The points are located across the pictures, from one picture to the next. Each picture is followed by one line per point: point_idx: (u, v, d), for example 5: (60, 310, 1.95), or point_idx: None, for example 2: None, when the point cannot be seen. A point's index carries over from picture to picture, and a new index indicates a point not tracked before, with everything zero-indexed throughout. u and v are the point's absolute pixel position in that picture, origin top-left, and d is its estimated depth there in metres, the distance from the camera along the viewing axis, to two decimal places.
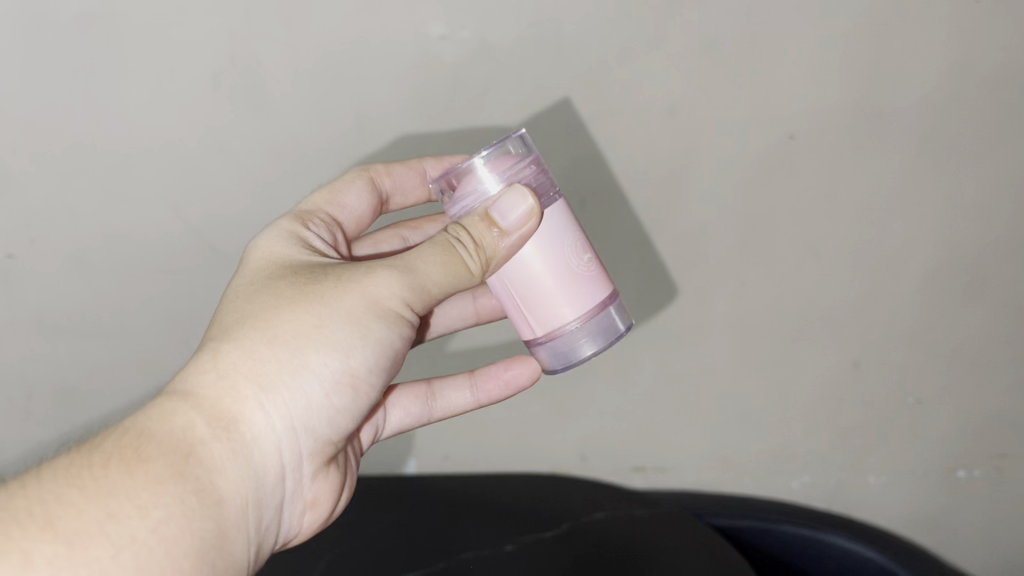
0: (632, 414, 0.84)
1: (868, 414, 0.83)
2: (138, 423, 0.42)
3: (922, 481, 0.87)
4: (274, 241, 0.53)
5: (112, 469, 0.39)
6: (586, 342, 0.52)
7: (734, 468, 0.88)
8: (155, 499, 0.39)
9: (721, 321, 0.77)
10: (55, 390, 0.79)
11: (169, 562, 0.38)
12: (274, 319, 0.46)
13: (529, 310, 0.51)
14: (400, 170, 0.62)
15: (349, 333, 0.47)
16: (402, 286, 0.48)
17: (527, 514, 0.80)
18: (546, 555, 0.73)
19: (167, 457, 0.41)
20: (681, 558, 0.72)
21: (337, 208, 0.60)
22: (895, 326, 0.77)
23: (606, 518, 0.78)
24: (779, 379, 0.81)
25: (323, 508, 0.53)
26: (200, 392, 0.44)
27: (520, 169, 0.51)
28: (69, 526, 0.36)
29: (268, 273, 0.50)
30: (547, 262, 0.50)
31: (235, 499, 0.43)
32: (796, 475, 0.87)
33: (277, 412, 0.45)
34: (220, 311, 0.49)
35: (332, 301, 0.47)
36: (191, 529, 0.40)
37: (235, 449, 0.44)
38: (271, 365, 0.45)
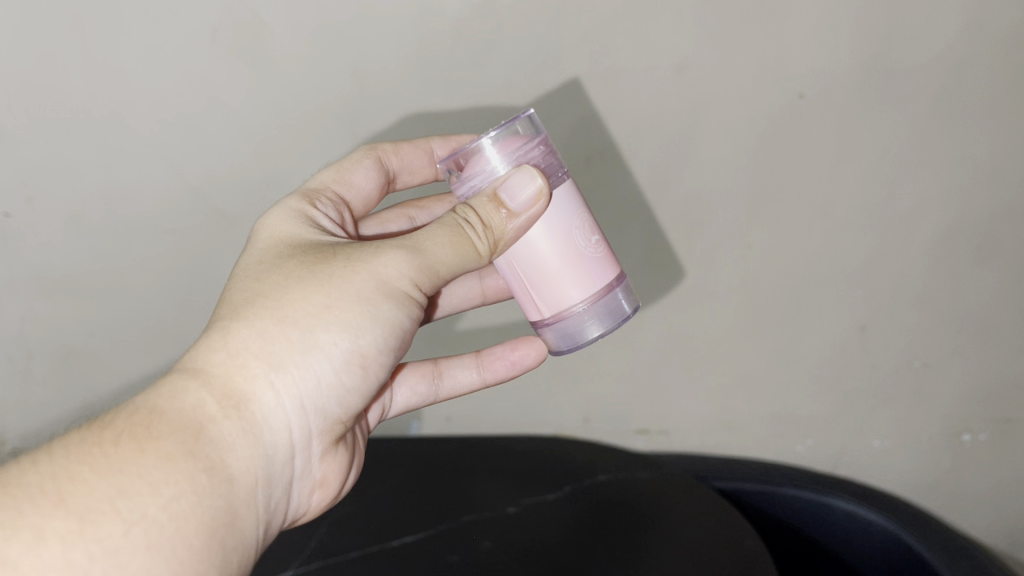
0: (635, 376, 0.84)
1: (873, 376, 0.83)
2: (148, 401, 0.42)
3: (927, 445, 0.87)
4: (282, 220, 0.53)
5: (123, 445, 0.39)
6: (594, 323, 0.52)
7: (737, 431, 0.88)
8: (165, 477, 0.39)
9: (725, 282, 0.77)
10: (56, 351, 0.79)
11: (180, 539, 0.38)
12: (284, 299, 0.46)
13: (537, 292, 0.51)
14: (408, 150, 0.61)
15: (359, 313, 0.47)
16: (411, 267, 0.48)
17: (530, 476, 0.80)
18: (550, 518, 0.74)
19: (178, 435, 0.41)
20: (681, 521, 0.73)
21: (345, 188, 0.59)
22: (903, 289, 0.77)
23: (608, 481, 0.79)
24: (783, 342, 0.81)
25: (331, 486, 0.53)
26: (211, 370, 0.44)
27: (529, 150, 0.50)
28: (81, 502, 0.37)
29: (275, 251, 0.50)
30: (555, 243, 0.50)
31: (246, 477, 0.43)
32: (799, 438, 0.88)
33: (288, 392, 0.45)
34: (227, 291, 0.49)
35: (341, 280, 0.47)
36: (202, 506, 0.40)
37: (245, 427, 0.44)
38: (282, 345, 0.45)
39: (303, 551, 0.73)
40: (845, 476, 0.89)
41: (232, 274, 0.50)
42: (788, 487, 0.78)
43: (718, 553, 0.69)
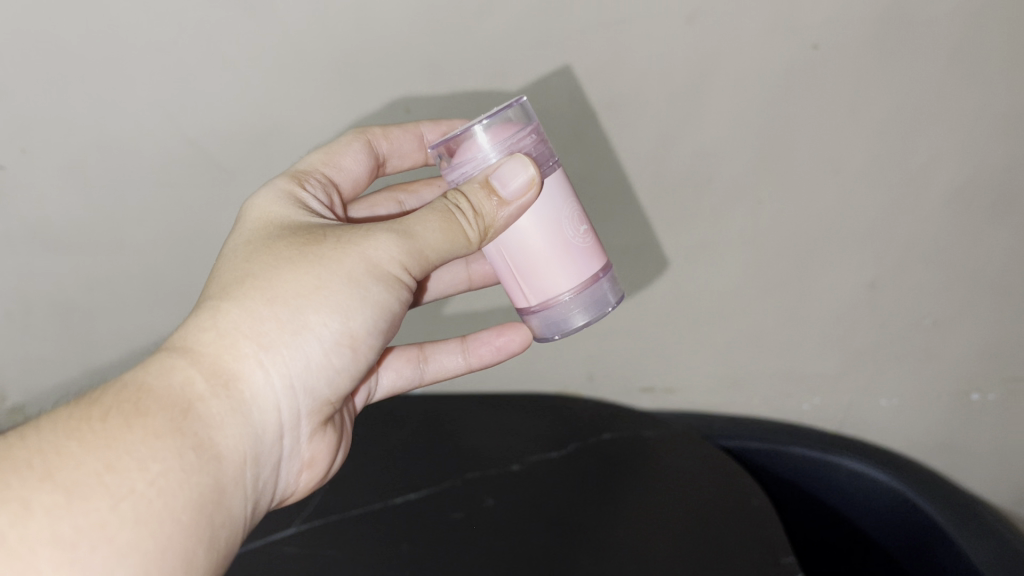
0: (641, 333, 0.83)
1: (882, 335, 0.81)
2: (137, 378, 0.42)
3: (935, 403, 0.86)
4: (272, 202, 0.53)
5: (111, 422, 0.39)
6: (579, 312, 0.53)
7: (743, 389, 0.87)
8: (153, 453, 0.39)
9: (733, 239, 0.75)
10: (55, 306, 0.79)
11: (168, 513, 0.38)
12: (274, 279, 0.46)
13: (524, 280, 0.52)
14: (397, 134, 0.62)
15: (349, 295, 0.47)
16: (400, 250, 0.48)
17: (534, 434, 0.80)
18: (553, 478, 0.74)
19: (167, 412, 0.41)
20: (685, 481, 0.72)
21: (334, 170, 0.60)
22: (915, 246, 0.75)
23: (614, 439, 0.78)
24: (791, 300, 0.80)
25: (319, 466, 0.54)
26: (200, 349, 0.44)
27: (521, 138, 0.51)
28: (68, 476, 0.37)
29: (264, 233, 0.50)
30: (543, 233, 0.50)
31: (234, 455, 0.43)
32: (806, 396, 0.87)
33: (277, 371, 0.46)
34: (216, 273, 0.49)
35: (331, 262, 0.47)
36: (190, 483, 0.40)
37: (234, 406, 0.44)
38: (272, 325, 0.45)
39: (307, 510, 0.73)
40: (851, 434, 0.89)
41: (221, 256, 0.50)
42: (797, 446, 0.76)
43: (723, 514, 0.68)
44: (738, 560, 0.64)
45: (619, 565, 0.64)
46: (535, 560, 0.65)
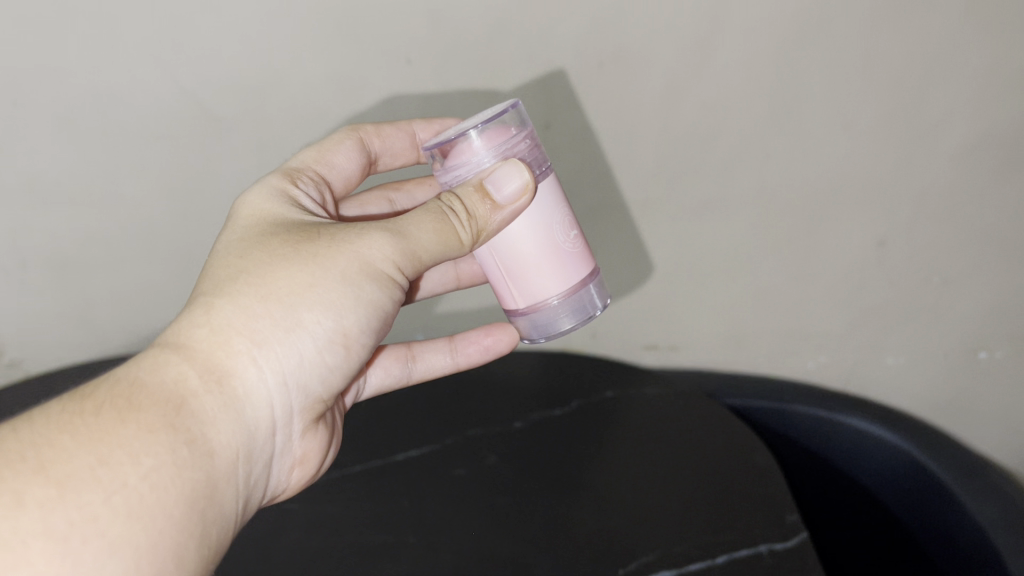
0: (645, 291, 0.82)
1: (890, 294, 0.80)
2: (129, 373, 0.42)
3: (942, 361, 0.85)
4: (263, 198, 0.53)
5: (103, 415, 0.39)
6: (566, 315, 0.55)
7: (748, 347, 0.86)
8: (146, 447, 0.38)
9: (742, 195, 0.74)
10: (51, 260, 0.77)
11: (160, 508, 0.38)
12: (267, 276, 0.46)
13: (515, 283, 0.53)
14: (389, 132, 0.63)
15: (342, 293, 0.47)
16: (393, 249, 0.48)
17: (536, 391, 0.79)
18: (555, 438, 0.73)
19: (160, 407, 0.40)
20: (686, 439, 0.72)
21: (326, 167, 0.60)
22: (926, 203, 0.74)
23: (617, 397, 0.77)
24: (798, 258, 0.78)
25: (310, 463, 0.54)
26: (193, 345, 0.44)
27: (516, 143, 0.52)
28: (61, 470, 0.36)
29: (255, 230, 0.50)
30: (536, 240, 0.52)
31: (227, 451, 0.43)
32: (811, 354, 0.86)
33: (271, 368, 0.45)
34: (206, 270, 0.48)
35: (326, 260, 0.47)
36: (183, 478, 0.39)
37: (227, 403, 0.43)
38: (266, 323, 0.45)
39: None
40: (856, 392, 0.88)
41: (210, 254, 0.50)
42: (800, 404, 0.76)
43: (725, 473, 0.68)
44: (743, 516, 0.64)
45: (621, 522, 0.65)
46: (537, 519, 0.65)
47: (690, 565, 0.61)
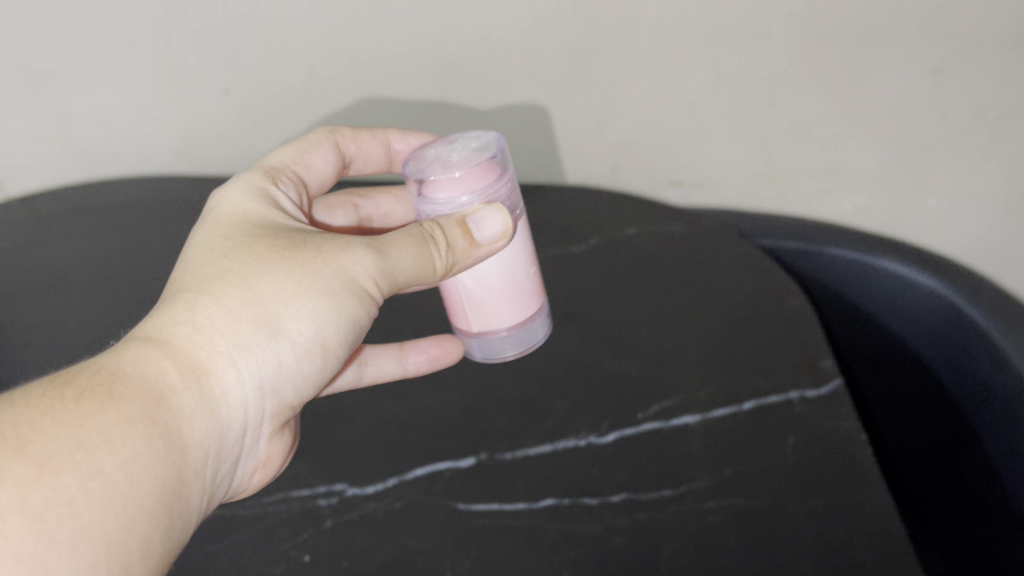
0: (673, 121, 0.75)
1: (938, 129, 0.73)
2: (109, 364, 0.39)
3: (989, 206, 0.79)
4: (244, 194, 0.50)
5: (85, 402, 0.36)
6: (512, 343, 0.59)
7: (780, 184, 0.79)
8: (124, 436, 0.36)
9: (786, 16, 0.66)
10: (22, 73, 0.72)
11: (135, 499, 0.36)
12: (253, 280, 0.43)
13: (473, 311, 0.57)
14: (365, 138, 0.63)
15: (327, 306, 0.44)
16: (376, 268, 0.46)
17: (554, 225, 0.73)
18: (571, 277, 0.68)
19: (140, 401, 0.38)
20: (716, 279, 0.65)
21: (306, 166, 0.58)
22: (992, 27, 0.66)
23: (640, 234, 0.71)
24: (842, 89, 0.71)
25: (272, 466, 0.52)
26: (173, 340, 0.41)
27: (499, 187, 0.52)
28: (41, 449, 0.34)
29: (237, 229, 0.47)
30: (502, 278, 0.55)
31: (198, 451, 0.40)
32: (848, 195, 0.79)
33: (250, 373, 0.42)
34: (183, 268, 0.45)
35: (312, 268, 0.44)
36: (158, 470, 0.37)
37: (203, 403, 0.41)
38: (248, 327, 0.42)
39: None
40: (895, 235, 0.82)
41: (186, 253, 0.47)
42: (832, 246, 0.71)
43: (756, 315, 0.62)
44: (770, 365, 0.58)
45: (639, 365, 0.60)
46: (550, 360, 0.62)
47: (713, 411, 0.56)
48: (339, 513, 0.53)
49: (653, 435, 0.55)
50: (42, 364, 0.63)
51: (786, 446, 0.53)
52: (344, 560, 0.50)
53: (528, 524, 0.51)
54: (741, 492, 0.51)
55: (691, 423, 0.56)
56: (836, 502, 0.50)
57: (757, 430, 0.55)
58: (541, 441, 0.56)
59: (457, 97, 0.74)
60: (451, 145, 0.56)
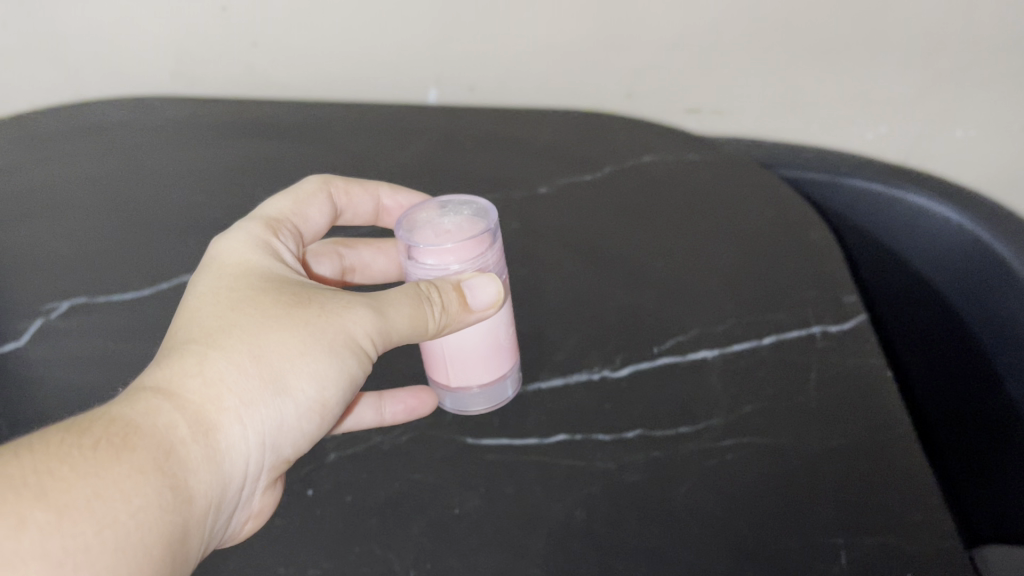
0: (692, 44, 0.71)
1: (970, 54, 0.70)
2: (120, 412, 0.37)
3: (1017, 137, 0.76)
4: (241, 242, 0.47)
5: (102, 450, 0.34)
6: (482, 400, 0.53)
7: (801, 114, 0.76)
8: (139, 487, 0.34)
9: None
10: None
11: (148, 550, 0.34)
12: (258, 336, 0.41)
13: (448, 362, 0.52)
14: (358, 191, 0.59)
15: (329, 364, 0.42)
16: (375, 329, 0.44)
17: (565, 152, 0.70)
18: (583, 205, 0.65)
19: (153, 451, 0.36)
20: (734, 211, 0.63)
21: (302, 216, 0.54)
22: None
23: (656, 162, 0.68)
24: (872, 10, 0.68)
25: (266, 515, 0.47)
26: (182, 393, 0.38)
27: (490, 256, 0.49)
28: (61, 496, 0.32)
29: (243, 278, 0.44)
30: (482, 332, 0.50)
31: (203, 503, 0.38)
32: (871, 125, 0.76)
33: (255, 428, 0.40)
34: (185, 317, 0.42)
35: (316, 326, 0.42)
36: (171, 520, 0.35)
37: (209, 456, 0.38)
38: (255, 384, 0.40)
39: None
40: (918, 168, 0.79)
41: (185, 302, 0.44)
42: (854, 178, 0.67)
43: (775, 247, 0.60)
44: (791, 298, 0.56)
45: (653, 298, 0.58)
46: (561, 292, 0.59)
47: (732, 347, 0.54)
48: (342, 447, 0.52)
49: (670, 369, 0.53)
50: (34, 287, 0.61)
51: (808, 383, 0.51)
52: (347, 496, 0.49)
53: (539, 459, 0.49)
54: (761, 431, 0.49)
55: (709, 358, 0.54)
56: (859, 439, 0.48)
57: (778, 367, 0.52)
58: (553, 375, 0.54)
59: (465, 14, 0.70)
60: (435, 207, 0.52)
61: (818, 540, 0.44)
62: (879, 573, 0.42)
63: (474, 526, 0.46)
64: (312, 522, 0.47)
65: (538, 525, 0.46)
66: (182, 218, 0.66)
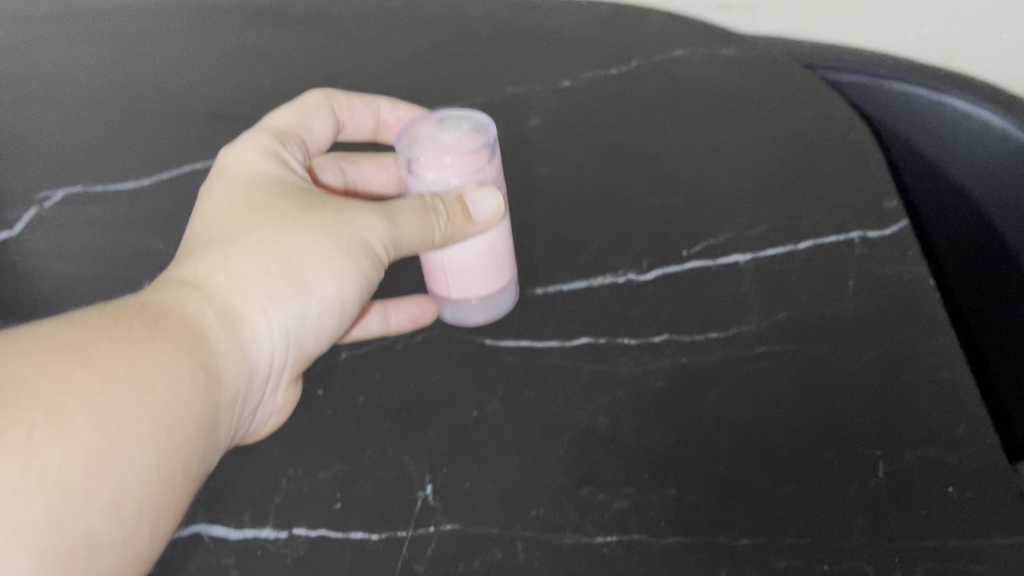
0: None
1: None
2: (151, 298, 0.36)
3: None
4: (248, 149, 0.44)
5: (136, 326, 0.34)
6: (481, 310, 0.49)
7: (839, 12, 0.71)
8: (171, 362, 0.33)
9: None
10: None
11: (183, 423, 0.33)
12: (277, 235, 0.39)
13: (447, 271, 0.48)
14: (360, 104, 0.53)
15: (347, 264, 0.40)
16: (386, 235, 0.41)
17: (591, 44, 0.65)
18: (609, 102, 0.61)
19: (185, 333, 0.35)
20: (771, 112, 0.59)
21: (306, 136, 0.49)
22: None
23: (687, 58, 0.64)
24: None
25: (289, 410, 0.45)
26: (209, 284, 0.37)
27: (491, 169, 0.46)
28: (100, 361, 0.31)
29: (257, 184, 0.42)
30: (482, 242, 0.47)
31: (234, 389, 0.37)
32: (914, 25, 0.71)
33: (280, 321, 0.39)
34: (201, 225, 0.40)
35: (332, 226, 0.40)
36: (204, 399, 0.35)
37: (237, 344, 0.38)
38: (278, 279, 0.39)
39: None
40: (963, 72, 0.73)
41: (199, 213, 0.41)
42: (893, 80, 0.63)
43: (814, 152, 0.56)
44: (830, 203, 0.53)
45: (683, 201, 0.54)
46: (585, 192, 0.56)
47: (766, 251, 0.51)
48: (354, 346, 0.49)
49: (700, 274, 0.50)
50: (26, 173, 0.57)
51: (846, 289, 0.49)
52: (361, 397, 0.46)
53: (561, 363, 0.47)
54: (795, 338, 0.47)
55: (741, 262, 0.51)
56: (901, 349, 0.46)
57: (814, 272, 0.50)
58: (576, 277, 0.51)
59: None
60: (432, 117, 0.48)
61: (855, 454, 0.42)
62: (919, 486, 0.40)
63: (494, 430, 0.44)
64: (323, 422, 0.45)
65: (560, 430, 0.44)
66: (186, 104, 0.62)
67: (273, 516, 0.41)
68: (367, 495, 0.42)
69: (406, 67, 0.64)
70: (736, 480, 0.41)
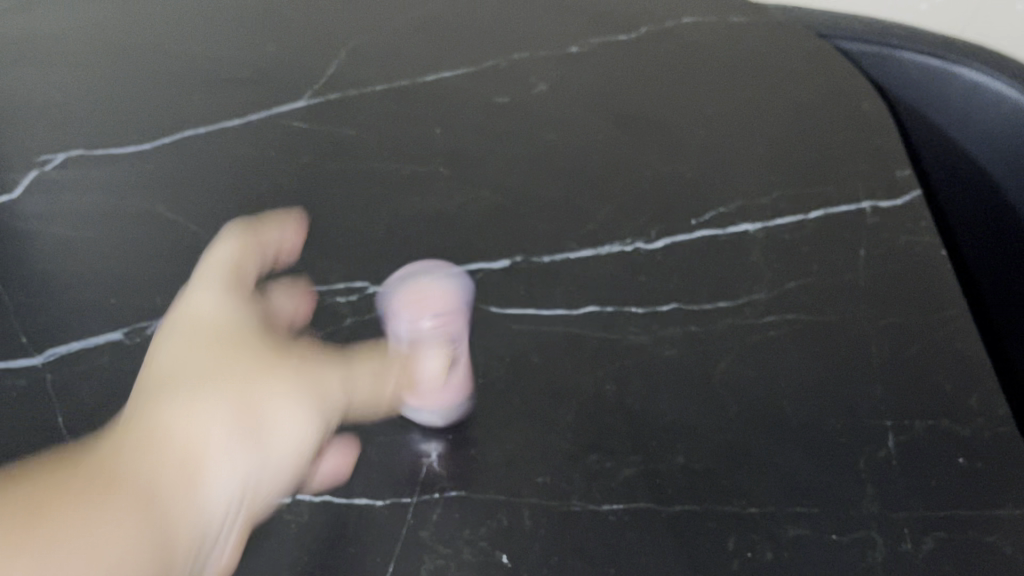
0: None
1: None
2: (99, 457, 0.38)
3: None
4: (203, 305, 0.45)
5: (86, 490, 0.36)
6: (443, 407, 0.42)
7: None
8: (117, 520, 0.35)
9: None
10: None
11: (130, 559, 0.34)
12: (232, 397, 0.42)
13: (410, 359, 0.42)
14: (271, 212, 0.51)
15: (308, 423, 0.42)
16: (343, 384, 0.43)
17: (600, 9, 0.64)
18: (618, 68, 0.60)
19: (131, 495, 0.36)
20: (783, 81, 0.59)
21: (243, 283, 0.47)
22: None
23: (697, 24, 0.63)
24: None
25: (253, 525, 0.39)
26: (157, 443, 0.39)
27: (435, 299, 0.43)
28: (52, 534, 0.33)
29: (219, 340, 0.44)
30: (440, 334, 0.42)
31: (188, 536, 0.37)
32: None
33: (236, 470, 0.40)
34: (159, 376, 0.42)
35: (290, 387, 0.43)
36: (151, 539, 0.35)
37: (189, 505, 0.38)
38: (237, 441, 0.40)
39: (325, 67, 0.61)
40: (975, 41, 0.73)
41: (157, 358, 0.43)
42: (906, 51, 0.63)
43: (825, 123, 0.56)
44: (842, 172, 0.52)
45: (692, 169, 0.54)
46: (594, 158, 0.55)
47: (776, 220, 0.51)
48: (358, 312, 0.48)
49: (709, 243, 0.50)
50: (26, 136, 0.56)
51: (857, 259, 0.48)
52: None
53: (569, 330, 0.46)
54: (807, 307, 0.46)
55: (750, 231, 0.50)
56: (912, 319, 0.45)
57: (825, 242, 0.49)
58: (583, 245, 0.51)
59: None
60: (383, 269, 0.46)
61: (867, 424, 0.41)
62: (931, 456, 0.40)
63: (500, 397, 0.43)
64: None
65: (567, 396, 0.43)
66: (187, 67, 0.61)
67: (275, 479, 0.40)
68: (372, 460, 0.41)
69: (411, 30, 0.63)
70: (747, 451, 0.41)
